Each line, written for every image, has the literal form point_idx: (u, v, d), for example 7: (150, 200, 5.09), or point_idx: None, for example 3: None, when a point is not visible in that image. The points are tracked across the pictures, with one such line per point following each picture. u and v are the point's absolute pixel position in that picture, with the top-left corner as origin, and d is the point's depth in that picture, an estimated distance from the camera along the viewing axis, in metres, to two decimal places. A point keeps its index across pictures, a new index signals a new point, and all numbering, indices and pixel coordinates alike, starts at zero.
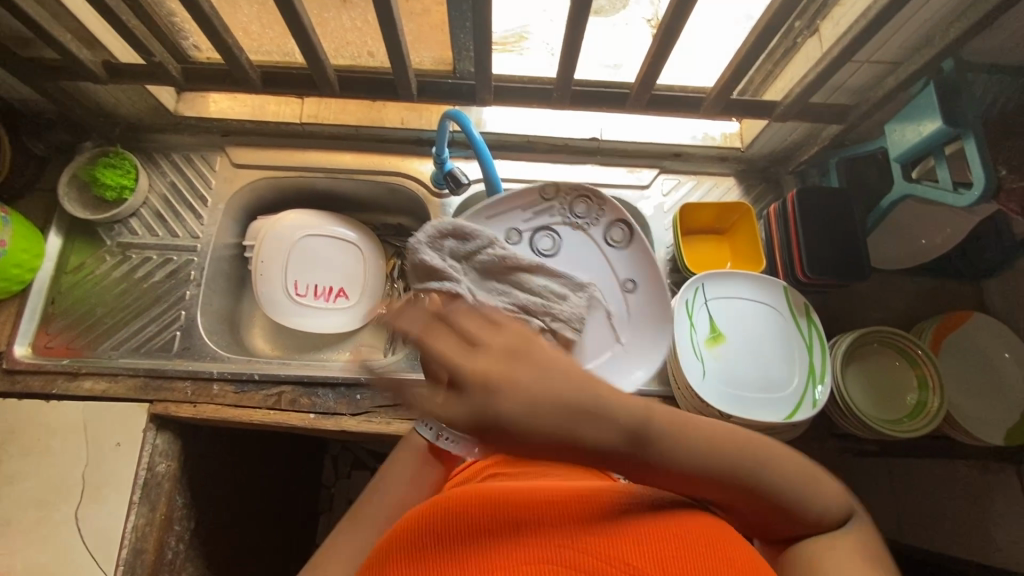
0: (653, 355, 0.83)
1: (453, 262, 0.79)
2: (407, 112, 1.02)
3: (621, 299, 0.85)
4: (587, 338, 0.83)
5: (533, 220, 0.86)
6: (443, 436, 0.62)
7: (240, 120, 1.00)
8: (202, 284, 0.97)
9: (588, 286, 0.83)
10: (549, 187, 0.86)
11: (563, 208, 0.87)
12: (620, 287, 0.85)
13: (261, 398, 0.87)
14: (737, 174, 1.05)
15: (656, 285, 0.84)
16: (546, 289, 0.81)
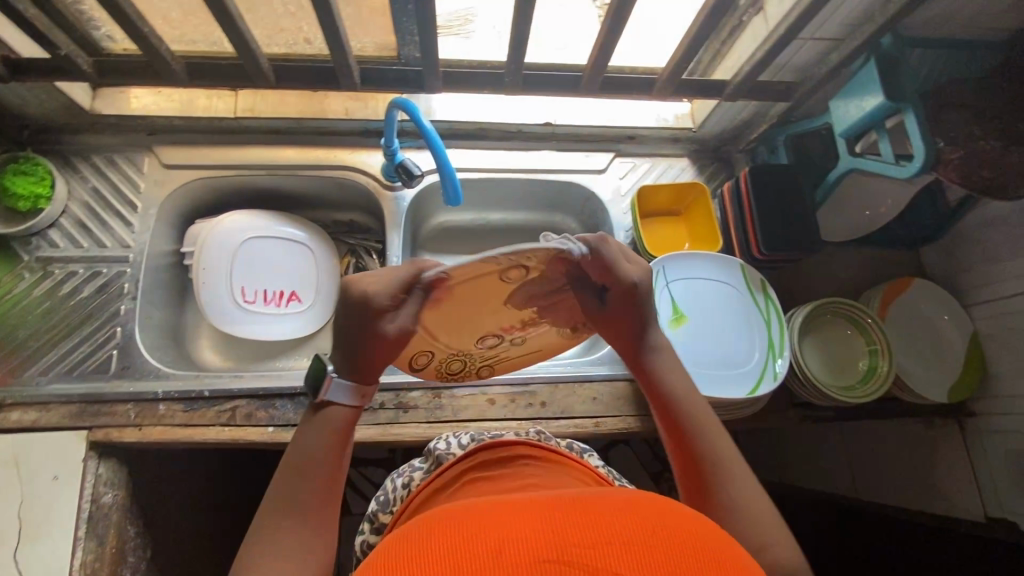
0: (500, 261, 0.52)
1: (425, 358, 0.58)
2: (352, 101, 0.97)
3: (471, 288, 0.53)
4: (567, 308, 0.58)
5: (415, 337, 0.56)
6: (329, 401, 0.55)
7: (167, 117, 0.93)
8: (138, 297, 0.90)
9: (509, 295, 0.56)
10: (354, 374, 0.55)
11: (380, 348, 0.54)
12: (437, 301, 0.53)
13: (215, 414, 0.82)
14: (690, 155, 1.06)
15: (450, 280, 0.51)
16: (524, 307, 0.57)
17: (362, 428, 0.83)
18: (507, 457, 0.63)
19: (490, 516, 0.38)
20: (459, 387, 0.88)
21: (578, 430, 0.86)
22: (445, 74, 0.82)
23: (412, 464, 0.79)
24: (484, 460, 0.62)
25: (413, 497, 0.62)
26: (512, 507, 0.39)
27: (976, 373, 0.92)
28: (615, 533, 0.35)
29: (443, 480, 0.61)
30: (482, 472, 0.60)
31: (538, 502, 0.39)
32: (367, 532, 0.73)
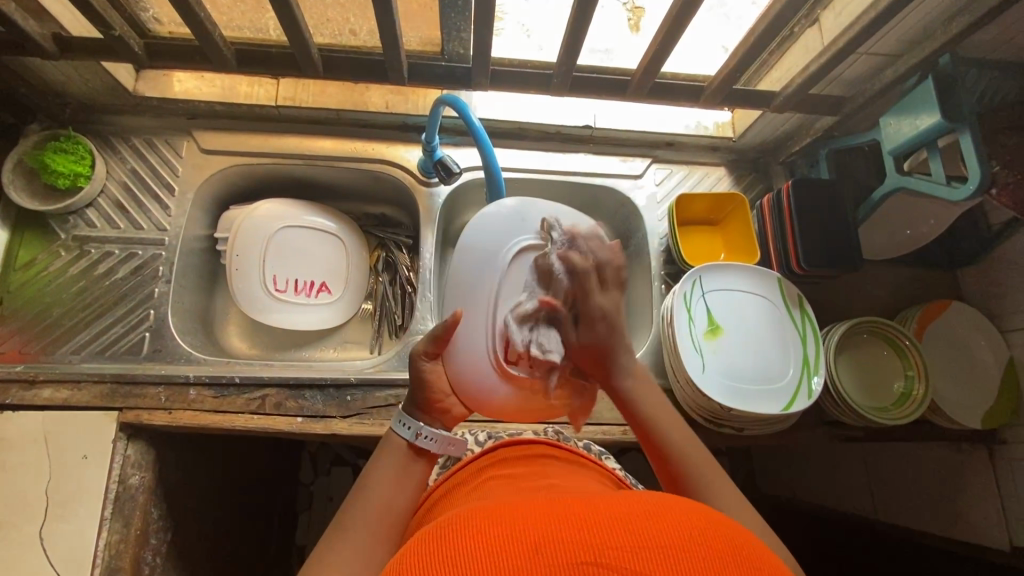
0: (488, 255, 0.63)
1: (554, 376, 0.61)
2: (392, 94, 0.96)
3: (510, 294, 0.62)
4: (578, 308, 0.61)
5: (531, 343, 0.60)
6: (423, 436, 0.57)
7: (209, 102, 0.92)
8: (172, 280, 0.90)
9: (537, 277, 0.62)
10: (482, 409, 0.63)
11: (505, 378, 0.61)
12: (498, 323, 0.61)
13: (245, 402, 0.82)
14: (728, 164, 1.05)
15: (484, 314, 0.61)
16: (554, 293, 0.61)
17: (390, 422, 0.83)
18: (528, 455, 0.62)
19: (529, 514, 0.37)
20: None
21: (605, 437, 0.86)
22: (493, 72, 0.81)
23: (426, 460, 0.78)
24: (503, 457, 0.62)
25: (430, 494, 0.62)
26: (539, 508, 0.39)
27: (1010, 401, 0.90)
28: (655, 535, 0.35)
29: (461, 476, 0.61)
30: (503, 469, 0.60)
31: (562, 505, 0.39)
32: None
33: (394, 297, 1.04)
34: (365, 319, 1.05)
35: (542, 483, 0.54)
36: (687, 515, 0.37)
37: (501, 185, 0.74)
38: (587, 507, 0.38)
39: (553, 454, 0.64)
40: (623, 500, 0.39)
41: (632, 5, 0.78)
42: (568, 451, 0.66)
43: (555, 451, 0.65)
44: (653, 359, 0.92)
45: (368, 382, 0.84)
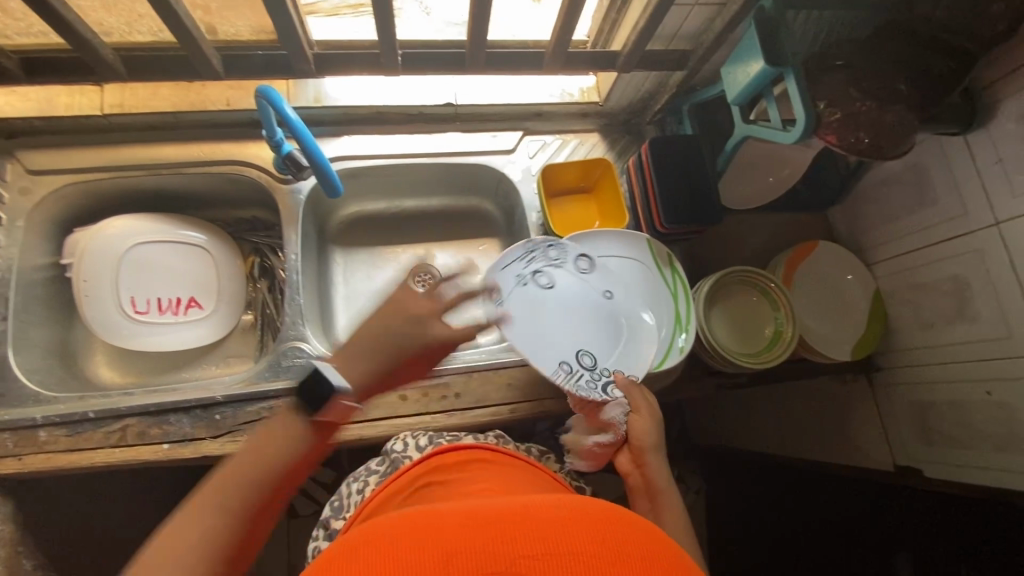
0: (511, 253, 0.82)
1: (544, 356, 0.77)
2: (233, 90, 0.90)
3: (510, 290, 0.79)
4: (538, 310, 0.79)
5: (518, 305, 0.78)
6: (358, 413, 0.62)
7: (25, 118, 0.85)
8: (10, 317, 0.83)
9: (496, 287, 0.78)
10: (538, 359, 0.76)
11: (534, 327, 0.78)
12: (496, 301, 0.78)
13: (102, 436, 0.77)
14: (600, 129, 1.04)
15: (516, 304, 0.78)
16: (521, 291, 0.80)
17: None
18: (462, 462, 0.63)
19: (446, 526, 0.39)
20: None
21: (495, 418, 0.85)
22: (318, 58, 0.77)
23: (368, 467, 0.79)
24: (439, 466, 0.63)
25: (364, 505, 0.63)
26: (459, 517, 0.40)
27: (881, 327, 0.94)
28: (572, 541, 0.37)
29: (394, 488, 0.63)
30: (435, 480, 0.61)
31: (482, 512, 0.41)
32: (321, 538, 0.74)
33: (275, 304, 1.00)
34: (248, 330, 1.01)
35: (473, 490, 0.56)
36: (603, 518, 0.40)
37: (332, 182, 0.70)
38: (514, 511, 0.41)
39: (491, 458, 0.64)
40: (545, 505, 0.42)
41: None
42: (502, 452, 0.67)
43: (492, 456, 0.65)
44: None
45: (237, 398, 0.81)
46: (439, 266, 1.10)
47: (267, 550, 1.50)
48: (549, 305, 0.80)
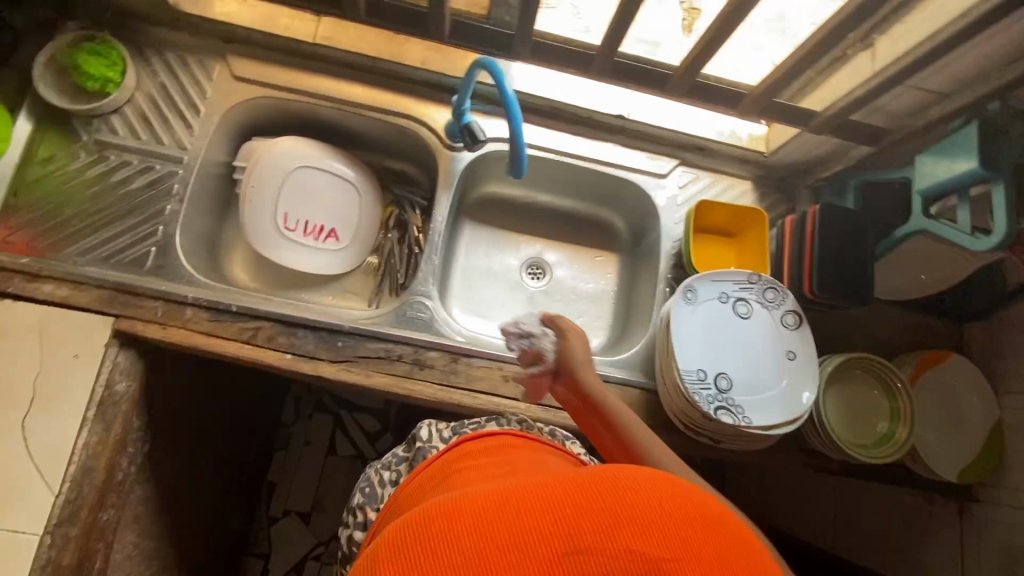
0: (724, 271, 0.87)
1: (694, 368, 0.82)
2: (431, 52, 0.95)
3: (695, 297, 0.85)
4: (707, 327, 0.84)
5: (696, 315, 0.84)
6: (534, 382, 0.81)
7: (247, 28, 0.92)
8: (185, 200, 0.89)
9: (689, 285, 0.85)
10: (687, 369, 0.81)
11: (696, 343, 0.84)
12: (682, 298, 0.85)
13: (238, 330, 0.84)
14: (754, 179, 1.03)
15: (701, 314, 0.85)
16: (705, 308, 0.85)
17: (375, 375, 0.84)
18: (491, 448, 0.63)
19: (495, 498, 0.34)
20: (478, 357, 0.87)
21: (586, 425, 0.86)
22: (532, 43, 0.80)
23: (395, 453, 0.80)
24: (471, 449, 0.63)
25: (403, 488, 0.62)
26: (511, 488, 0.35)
27: (994, 463, 0.89)
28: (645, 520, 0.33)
29: (429, 474, 0.61)
30: (466, 462, 0.60)
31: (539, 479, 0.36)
32: (350, 528, 0.74)
33: (403, 255, 1.05)
34: (369, 271, 1.07)
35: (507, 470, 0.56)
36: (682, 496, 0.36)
37: (524, 170, 0.73)
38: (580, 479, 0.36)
39: (519, 443, 0.66)
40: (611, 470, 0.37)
41: (689, 5, 0.73)
42: (527, 438, 0.68)
43: (514, 442, 0.66)
44: (642, 358, 0.93)
45: (361, 332, 0.86)
46: (554, 263, 1.12)
47: (298, 476, 1.56)
48: (729, 326, 0.85)
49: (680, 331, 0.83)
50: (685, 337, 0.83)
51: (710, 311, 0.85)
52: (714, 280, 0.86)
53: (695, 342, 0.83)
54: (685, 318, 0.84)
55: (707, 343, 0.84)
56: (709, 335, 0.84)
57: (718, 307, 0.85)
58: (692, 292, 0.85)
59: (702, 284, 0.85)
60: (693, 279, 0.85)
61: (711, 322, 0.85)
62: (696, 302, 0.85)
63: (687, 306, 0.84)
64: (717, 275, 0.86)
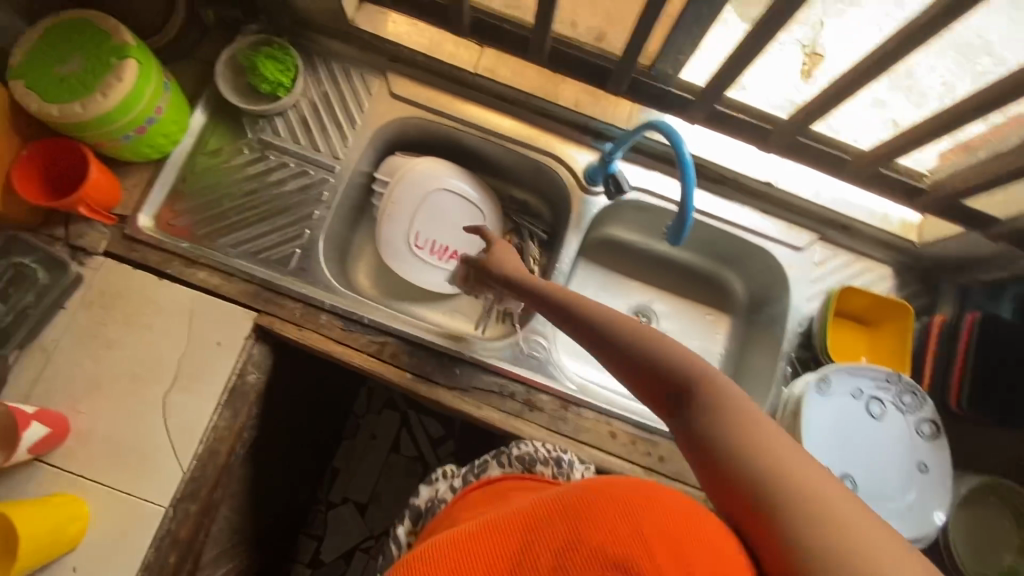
0: (862, 366, 0.83)
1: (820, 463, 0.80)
2: (585, 94, 0.96)
3: (829, 387, 0.82)
4: (837, 421, 0.82)
5: (827, 405, 0.82)
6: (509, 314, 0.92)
7: (414, 50, 0.95)
8: (332, 208, 0.93)
9: (826, 374, 0.82)
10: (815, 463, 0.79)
11: (824, 436, 0.81)
12: (815, 386, 0.82)
13: (366, 343, 0.86)
14: (895, 266, 0.98)
15: (833, 405, 0.82)
16: (836, 400, 0.82)
17: (487, 408, 0.85)
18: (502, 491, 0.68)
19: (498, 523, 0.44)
20: (588, 407, 0.87)
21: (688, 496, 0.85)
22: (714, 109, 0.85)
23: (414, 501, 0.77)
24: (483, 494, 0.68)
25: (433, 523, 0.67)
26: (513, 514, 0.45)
27: None
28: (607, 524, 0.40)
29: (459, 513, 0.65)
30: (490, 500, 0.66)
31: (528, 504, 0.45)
32: None
33: None
34: None
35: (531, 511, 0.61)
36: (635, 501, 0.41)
37: (680, 240, 0.76)
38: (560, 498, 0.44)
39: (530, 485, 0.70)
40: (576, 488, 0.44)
41: (811, 50, 0.78)
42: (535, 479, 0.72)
43: (518, 485, 0.70)
44: None
45: (480, 363, 0.87)
46: (661, 313, 1.10)
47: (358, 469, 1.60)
48: (859, 423, 0.83)
49: (809, 421, 0.81)
50: (815, 427, 0.81)
51: (842, 405, 0.82)
52: (852, 374, 0.83)
53: (824, 434, 0.81)
54: (816, 408, 0.82)
55: (835, 437, 0.82)
56: (836, 429, 0.82)
57: (850, 402, 0.83)
58: (825, 382, 0.82)
59: (838, 375, 0.83)
60: (831, 368, 0.82)
61: (839, 416, 0.82)
62: (828, 393, 0.82)
63: (819, 395, 0.82)
64: (855, 369, 0.83)
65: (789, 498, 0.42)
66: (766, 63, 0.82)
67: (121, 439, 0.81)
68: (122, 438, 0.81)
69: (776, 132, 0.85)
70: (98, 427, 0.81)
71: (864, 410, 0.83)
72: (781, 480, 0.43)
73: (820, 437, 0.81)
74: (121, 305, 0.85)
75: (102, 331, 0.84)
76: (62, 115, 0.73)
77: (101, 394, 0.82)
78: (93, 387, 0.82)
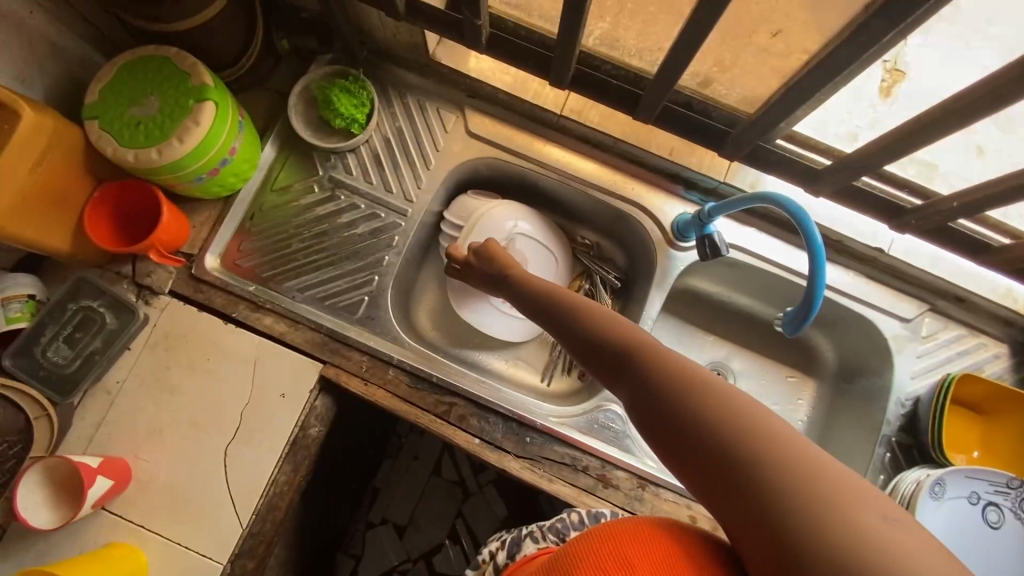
0: (983, 470, 0.75)
1: None
2: (679, 143, 0.89)
3: (944, 493, 0.74)
4: (951, 531, 0.74)
5: (941, 513, 0.74)
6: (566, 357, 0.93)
7: (497, 88, 0.89)
8: (402, 253, 0.89)
9: (942, 478, 0.74)
10: None
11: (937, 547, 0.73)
12: (929, 491, 0.74)
13: (434, 402, 0.82)
14: (1014, 346, 0.88)
15: (948, 512, 0.74)
16: (952, 507, 0.74)
17: (560, 482, 0.80)
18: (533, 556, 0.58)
19: None
20: (667, 487, 0.80)
21: None
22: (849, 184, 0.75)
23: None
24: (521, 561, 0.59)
25: None
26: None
27: None
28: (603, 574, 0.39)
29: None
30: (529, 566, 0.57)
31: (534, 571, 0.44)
32: None
33: None
34: (545, 342, 1.00)
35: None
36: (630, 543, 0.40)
37: (799, 333, 0.70)
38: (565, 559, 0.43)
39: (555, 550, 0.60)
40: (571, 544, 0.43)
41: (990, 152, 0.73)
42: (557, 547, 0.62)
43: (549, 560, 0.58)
44: None
45: (553, 432, 0.81)
46: (739, 372, 1.02)
47: None
48: (974, 533, 0.74)
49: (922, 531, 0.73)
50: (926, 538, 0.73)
51: (956, 513, 0.74)
52: (970, 479, 0.75)
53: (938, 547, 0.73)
54: (929, 516, 0.73)
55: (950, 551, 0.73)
56: (950, 540, 0.74)
57: (965, 510, 0.74)
58: (939, 487, 0.74)
59: (954, 479, 0.74)
60: (948, 471, 0.74)
61: (954, 524, 0.74)
62: (943, 499, 0.74)
63: (934, 502, 0.74)
64: (974, 473, 0.74)
65: (820, 521, 0.34)
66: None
67: (181, 491, 0.78)
68: (183, 490, 0.78)
69: (907, 208, 0.75)
70: (159, 477, 0.79)
71: (981, 519, 0.75)
72: (797, 504, 0.35)
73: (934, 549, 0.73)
74: (186, 349, 0.82)
75: (166, 376, 0.81)
76: (137, 160, 0.70)
77: (163, 442, 0.79)
78: (155, 434, 0.80)
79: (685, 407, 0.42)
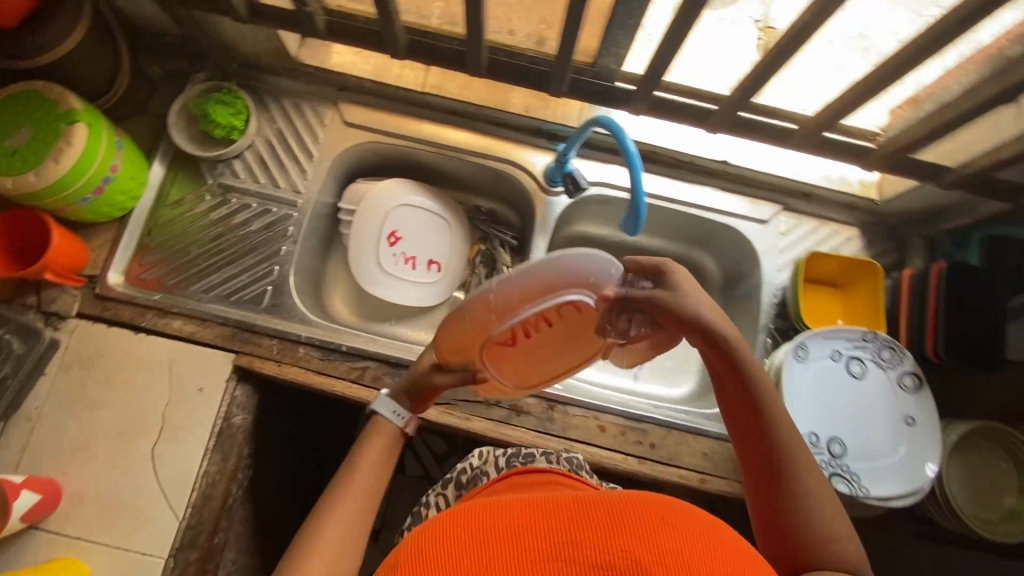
0: (842, 331, 0.84)
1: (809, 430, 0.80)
2: (534, 99, 0.99)
3: (807, 355, 0.83)
4: (819, 387, 0.82)
5: (807, 373, 0.82)
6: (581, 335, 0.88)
7: (360, 77, 0.98)
8: (298, 241, 0.94)
9: (803, 342, 0.83)
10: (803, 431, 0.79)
11: (807, 403, 0.81)
12: (794, 355, 0.82)
13: (347, 369, 0.87)
14: (862, 227, 0.99)
15: (813, 372, 0.83)
16: (815, 367, 0.83)
17: (475, 419, 0.85)
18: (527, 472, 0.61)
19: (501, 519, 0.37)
20: (574, 405, 0.87)
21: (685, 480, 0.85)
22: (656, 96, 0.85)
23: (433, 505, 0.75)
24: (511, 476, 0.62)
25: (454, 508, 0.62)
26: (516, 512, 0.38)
27: None
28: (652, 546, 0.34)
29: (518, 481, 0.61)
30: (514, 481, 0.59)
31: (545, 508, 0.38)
32: None
33: None
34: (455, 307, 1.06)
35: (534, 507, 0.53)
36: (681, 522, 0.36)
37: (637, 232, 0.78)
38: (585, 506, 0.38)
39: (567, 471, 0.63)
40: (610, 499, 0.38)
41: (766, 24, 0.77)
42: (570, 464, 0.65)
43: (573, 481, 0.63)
44: None
45: None
46: None
47: None
48: (840, 387, 0.83)
49: (792, 391, 0.81)
50: (796, 398, 0.81)
51: (821, 371, 0.83)
52: (830, 339, 0.84)
53: (807, 403, 0.81)
54: (796, 376, 0.82)
55: (820, 405, 0.82)
56: (819, 396, 0.82)
57: (829, 367, 0.83)
58: (804, 351, 0.83)
59: (815, 341, 0.83)
60: (807, 334, 0.83)
61: (821, 381, 0.82)
62: (808, 360, 0.83)
63: (799, 364, 0.82)
64: (830, 334, 0.83)
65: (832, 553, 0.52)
66: (701, 39, 0.82)
67: (111, 497, 0.81)
68: (113, 495, 0.81)
69: (721, 112, 0.85)
70: (87, 488, 0.81)
71: (845, 373, 0.83)
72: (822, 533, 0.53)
73: (806, 406, 0.81)
74: (100, 364, 0.85)
75: (83, 393, 0.84)
76: (16, 186, 0.74)
77: (88, 455, 0.82)
78: (80, 448, 0.82)
79: (782, 435, 0.57)
